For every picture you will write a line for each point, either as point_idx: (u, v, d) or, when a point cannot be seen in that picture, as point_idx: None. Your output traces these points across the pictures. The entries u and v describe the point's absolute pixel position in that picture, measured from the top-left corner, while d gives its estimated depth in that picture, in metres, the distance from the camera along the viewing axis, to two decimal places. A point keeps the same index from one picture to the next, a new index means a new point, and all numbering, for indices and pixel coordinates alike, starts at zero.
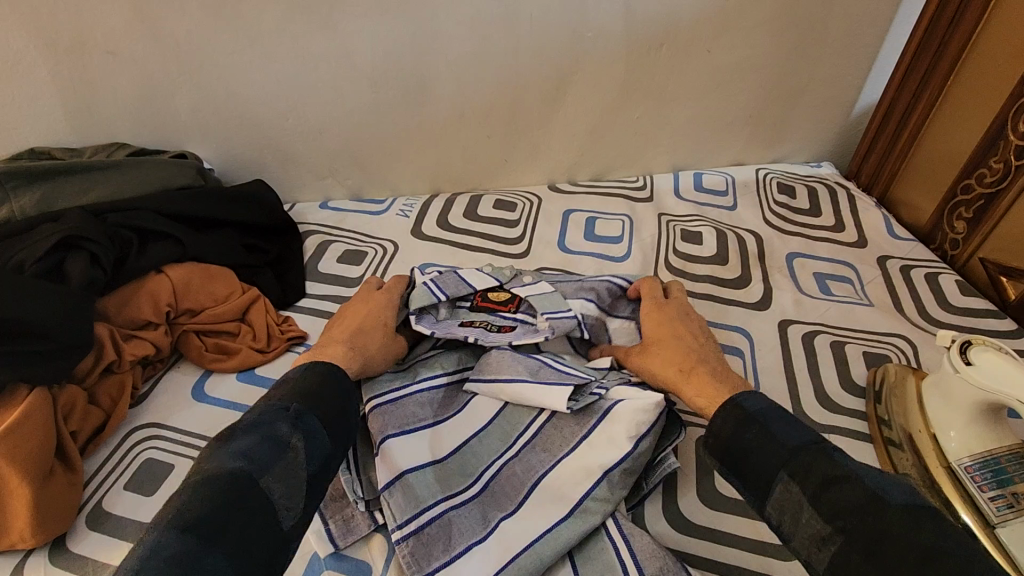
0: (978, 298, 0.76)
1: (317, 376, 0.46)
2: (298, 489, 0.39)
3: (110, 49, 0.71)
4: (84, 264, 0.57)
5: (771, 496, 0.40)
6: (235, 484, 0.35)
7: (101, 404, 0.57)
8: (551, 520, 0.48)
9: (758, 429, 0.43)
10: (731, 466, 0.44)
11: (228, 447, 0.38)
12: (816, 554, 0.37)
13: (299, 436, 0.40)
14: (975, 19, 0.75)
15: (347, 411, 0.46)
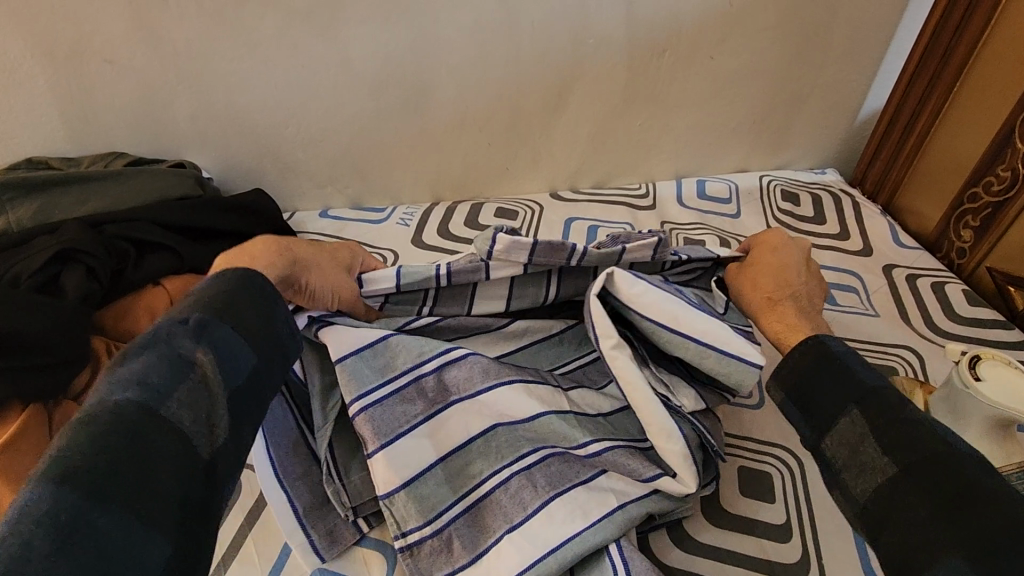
0: (986, 308, 0.75)
1: (228, 282, 0.37)
2: (213, 410, 0.32)
3: (107, 58, 0.70)
4: (80, 278, 0.57)
5: (831, 431, 0.42)
6: (130, 416, 0.28)
7: None
8: (553, 534, 0.47)
9: (834, 366, 0.44)
10: (797, 399, 0.45)
11: (117, 372, 0.30)
12: (858, 485, 0.39)
13: (203, 352, 0.32)
14: (981, 24, 0.74)
15: (273, 319, 0.37)
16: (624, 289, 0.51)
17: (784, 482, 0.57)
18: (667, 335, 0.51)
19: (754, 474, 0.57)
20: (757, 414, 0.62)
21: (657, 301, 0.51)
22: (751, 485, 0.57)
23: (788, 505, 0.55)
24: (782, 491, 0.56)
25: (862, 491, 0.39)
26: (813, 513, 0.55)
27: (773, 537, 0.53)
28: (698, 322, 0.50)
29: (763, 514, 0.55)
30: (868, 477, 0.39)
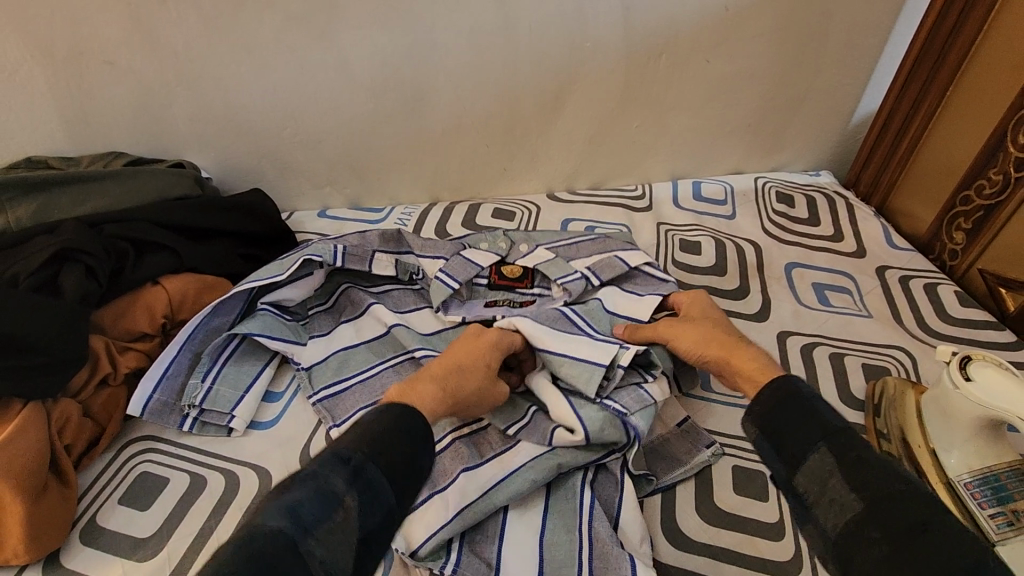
0: (978, 309, 0.76)
1: (391, 418, 0.45)
2: (345, 550, 0.37)
3: (107, 59, 0.70)
4: (78, 277, 0.57)
5: (801, 466, 0.42)
6: (275, 543, 0.34)
7: (95, 417, 0.57)
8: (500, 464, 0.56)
9: (801, 405, 0.45)
10: (769, 437, 0.46)
11: (280, 499, 0.37)
12: (829, 517, 0.40)
13: (353, 495, 0.39)
14: (975, 28, 0.75)
15: (415, 458, 0.44)
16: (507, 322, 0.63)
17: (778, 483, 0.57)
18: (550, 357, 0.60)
19: (748, 473, 0.58)
20: None
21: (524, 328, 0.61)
22: (746, 484, 0.57)
23: (781, 503, 0.56)
24: (776, 490, 0.57)
25: (832, 524, 0.39)
26: None
27: (767, 535, 0.54)
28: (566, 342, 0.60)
29: (757, 512, 0.55)
30: (836, 511, 0.39)
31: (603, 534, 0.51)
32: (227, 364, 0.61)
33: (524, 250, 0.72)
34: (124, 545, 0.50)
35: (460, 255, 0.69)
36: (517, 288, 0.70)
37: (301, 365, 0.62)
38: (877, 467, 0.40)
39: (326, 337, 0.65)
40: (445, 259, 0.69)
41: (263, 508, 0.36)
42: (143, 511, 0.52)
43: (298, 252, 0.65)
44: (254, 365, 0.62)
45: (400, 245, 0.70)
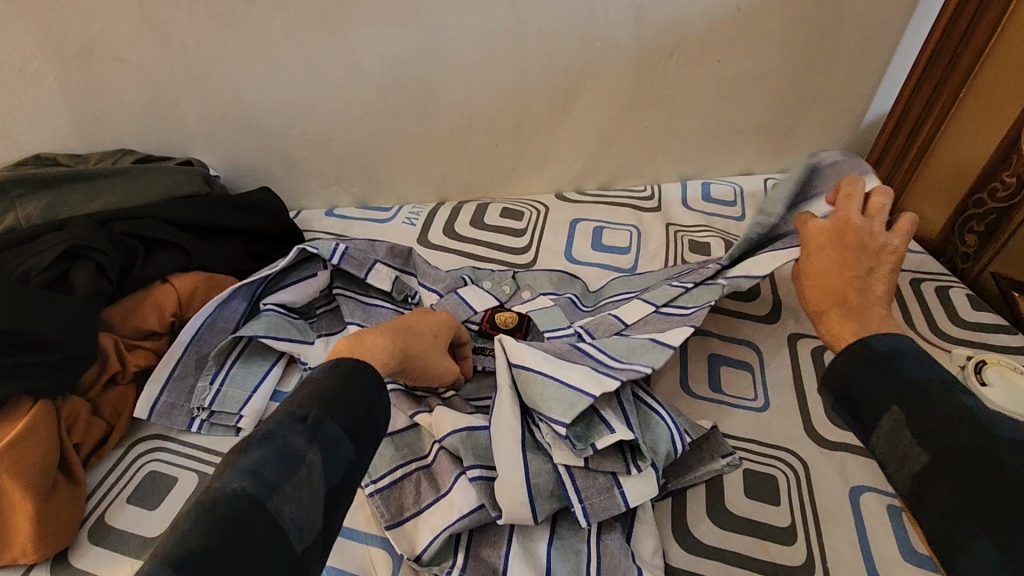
0: (990, 313, 0.75)
1: (337, 375, 0.45)
2: (315, 503, 0.37)
3: (116, 55, 0.70)
4: (89, 275, 0.57)
5: (873, 427, 0.43)
6: (242, 504, 0.34)
7: (104, 415, 0.56)
8: (552, 472, 0.53)
9: (871, 362, 0.44)
10: (838, 395, 0.46)
11: (239, 463, 0.37)
12: (901, 474, 0.41)
13: (315, 449, 0.39)
14: (990, 29, 0.74)
15: (370, 417, 0.44)
16: (510, 349, 0.58)
17: (789, 487, 0.57)
18: (541, 394, 0.55)
19: (760, 477, 0.58)
20: (762, 417, 0.63)
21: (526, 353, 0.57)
22: (756, 488, 0.57)
23: (793, 508, 0.55)
24: (787, 495, 0.56)
25: (903, 479, 0.41)
26: (818, 516, 0.55)
27: (779, 540, 0.53)
28: (578, 376, 0.55)
29: (768, 517, 0.55)
30: (907, 465, 0.41)
31: (613, 547, 0.51)
32: (237, 364, 0.61)
33: (525, 297, 0.72)
34: (132, 542, 0.50)
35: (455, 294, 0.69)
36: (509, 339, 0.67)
37: (308, 365, 0.62)
38: (949, 417, 0.39)
39: (328, 339, 0.64)
40: (440, 294, 0.70)
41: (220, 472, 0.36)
42: (151, 510, 0.52)
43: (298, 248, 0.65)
44: (263, 364, 0.61)
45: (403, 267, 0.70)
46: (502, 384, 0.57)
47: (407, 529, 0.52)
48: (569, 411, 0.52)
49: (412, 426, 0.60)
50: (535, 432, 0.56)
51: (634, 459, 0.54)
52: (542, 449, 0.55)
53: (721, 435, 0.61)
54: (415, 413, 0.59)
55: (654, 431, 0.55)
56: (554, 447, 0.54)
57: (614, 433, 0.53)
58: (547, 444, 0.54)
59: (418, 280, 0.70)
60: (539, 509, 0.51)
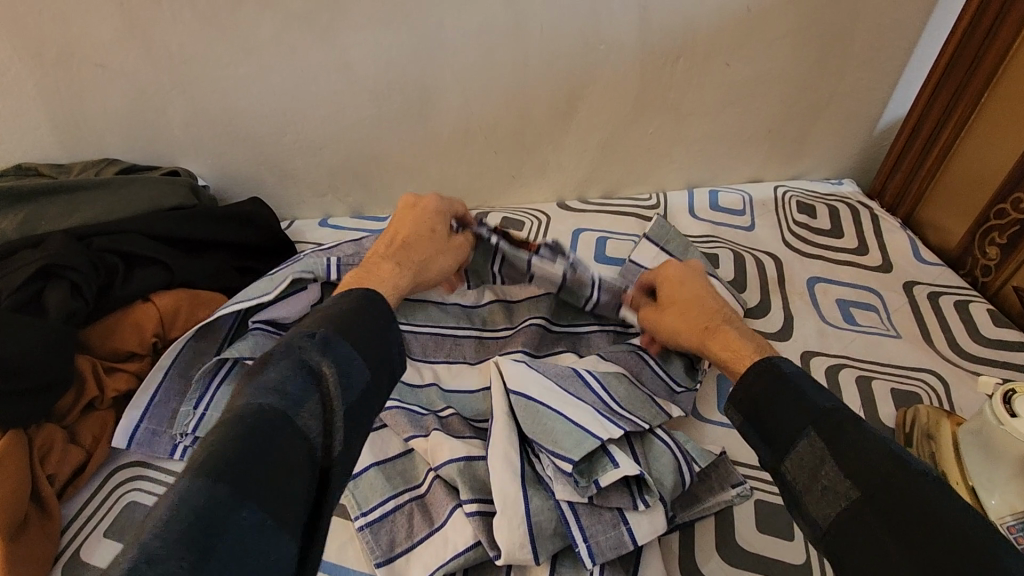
0: (1013, 329, 0.72)
1: (352, 303, 0.44)
2: (335, 418, 0.38)
3: (98, 61, 0.67)
4: (64, 295, 0.54)
5: (790, 456, 0.42)
6: (266, 419, 0.34)
7: (82, 443, 0.54)
8: (554, 508, 0.50)
9: (785, 389, 0.45)
10: (754, 422, 0.46)
11: (258, 378, 0.37)
12: (819, 508, 0.39)
13: (330, 364, 0.39)
14: (1011, 35, 0.71)
15: (384, 353, 0.43)
16: (508, 375, 0.55)
17: None
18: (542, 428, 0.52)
19: (773, 509, 0.55)
20: None
21: (527, 379, 0.55)
22: (769, 521, 0.54)
23: (808, 544, 0.52)
24: (802, 529, 0.53)
25: (823, 515, 0.39)
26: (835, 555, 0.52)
27: None
28: (583, 415, 0.53)
29: (782, 553, 0.52)
30: (828, 499, 0.39)
31: None
32: (224, 384, 0.57)
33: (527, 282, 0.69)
34: None
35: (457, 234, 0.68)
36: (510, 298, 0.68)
37: None
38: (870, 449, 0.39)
39: None
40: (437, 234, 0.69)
41: (241, 390, 0.36)
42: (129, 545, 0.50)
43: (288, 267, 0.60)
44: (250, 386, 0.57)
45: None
46: (500, 412, 0.54)
47: (398, 566, 0.50)
48: (575, 447, 0.51)
49: (405, 453, 0.57)
50: (535, 463, 0.52)
51: (640, 493, 0.51)
52: (542, 483, 0.51)
53: (730, 462, 0.57)
54: (410, 436, 0.56)
55: (659, 460, 0.53)
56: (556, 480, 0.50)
57: (618, 468, 0.50)
58: (547, 477, 0.51)
59: None
60: (540, 548, 0.48)
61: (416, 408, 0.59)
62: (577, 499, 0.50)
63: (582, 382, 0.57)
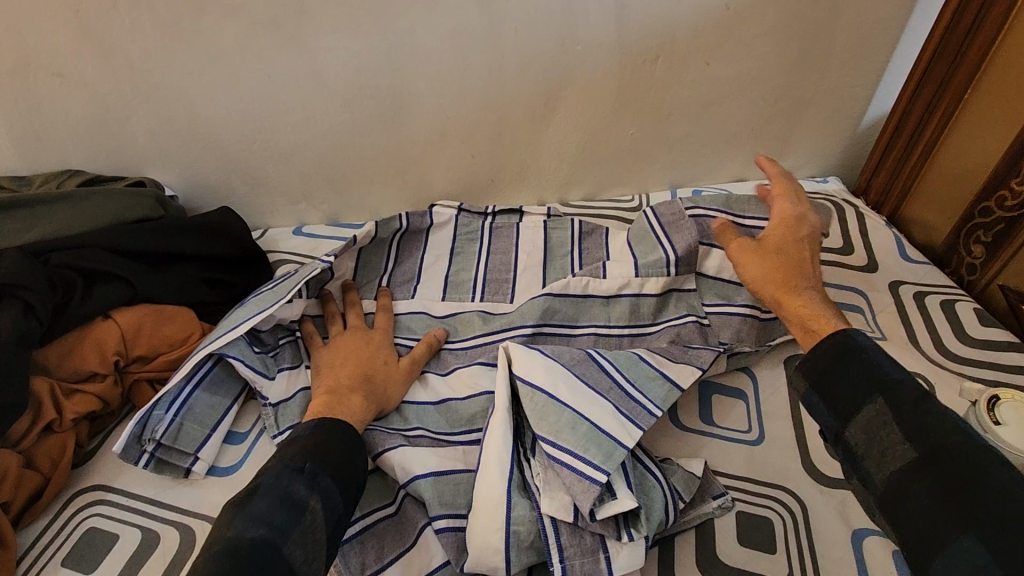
0: (1000, 329, 0.71)
1: (323, 434, 0.48)
2: (317, 551, 0.41)
3: (55, 70, 0.65)
4: (16, 315, 0.52)
5: (854, 420, 0.43)
6: (258, 552, 0.38)
7: (39, 467, 0.52)
8: (536, 520, 0.49)
9: (860, 357, 0.44)
10: (818, 385, 0.46)
11: (246, 513, 0.40)
12: (877, 470, 0.41)
13: (316, 497, 0.43)
14: (992, 34, 0.70)
15: (355, 461, 0.48)
16: (517, 361, 0.56)
17: (785, 533, 0.53)
18: (569, 429, 0.52)
19: (753, 521, 0.54)
20: (756, 451, 0.59)
21: (540, 368, 0.55)
22: (751, 534, 0.53)
23: (790, 558, 0.51)
24: (784, 541, 0.52)
25: (879, 474, 0.41)
26: (817, 568, 0.50)
27: None
28: (607, 417, 0.53)
29: (764, 567, 0.51)
30: (887, 460, 0.40)
31: None
32: (199, 387, 0.57)
33: (497, 288, 0.71)
34: None
35: (423, 237, 0.75)
36: (471, 303, 0.70)
37: (269, 402, 0.59)
38: (936, 421, 0.39)
39: (296, 370, 0.61)
40: (411, 232, 0.74)
41: (232, 522, 0.39)
42: (88, 573, 0.48)
43: (286, 291, 0.62)
44: (222, 401, 0.58)
45: (385, 256, 0.73)
46: (502, 405, 0.54)
47: None
48: (575, 434, 0.51)
49: (377, 468, 0.55)
50: (525, 470, 0.52)
51: (626, 526, 0.49)
52: (529, 491, 0.51)
53: (711, 474, 0.57)
54: (388, 447, 0.54)
55: (648, 490, 0.51)
56: (577, 494, 0.48)
57: (617, 498, 0.49)
58: (536, 487, 0.50)
59: (385, 275, 0.72)
60: (514, 559, 0.48)
61: (384, 428, 0.57)
62: (566, 518, 0.48)
63: (597, 366, 0.58)
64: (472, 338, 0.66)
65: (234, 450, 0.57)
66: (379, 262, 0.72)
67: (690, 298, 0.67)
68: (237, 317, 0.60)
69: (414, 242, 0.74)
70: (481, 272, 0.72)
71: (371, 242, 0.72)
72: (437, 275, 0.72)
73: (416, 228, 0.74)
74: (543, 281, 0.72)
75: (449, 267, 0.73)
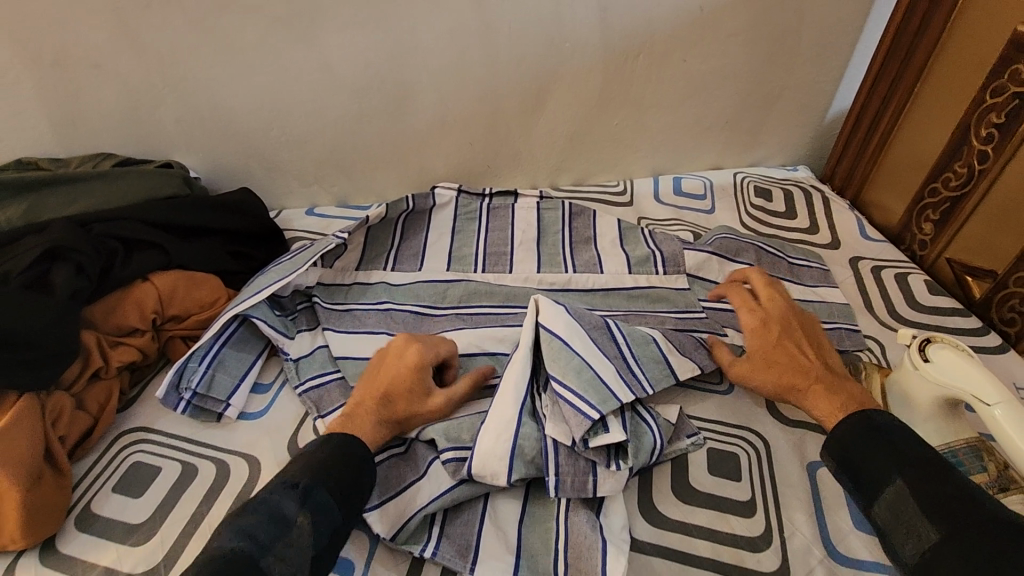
0: (946, 297, 0.79)
1: (333, 445, 0.53)
2: (300, 563, 0.44)
3: (94, 62, 0.71)
4: (70, 273, 0.58)
5: (880, 501, 0.48)
6: (235, 561, 0.41)
7: (89, 410, 0.58)
8: (539, 439, 0.56)
9: (878, 436, 0.51)
10: (846, 468, 0.52)
11: (233, 524, 0.44)
12: (907, 547, 0.45)
13: (305, 514, 0.46)
14: (939, 29, 0.77)
15: (359, 475, 0.51)
16: (542, 310, 0.62)
17: (749, 464, 0.60)
18: (575, 373, 0.58)
19: (722, 455, 0.61)
20: (726, 399, 0.66)
21: (562, 320, 0.62)
22: (719, 465, 0.60)
23: (753, 484, 0.58)
24: (748, 471, 0.59)
25: (910, 552, 0.45)
26: (777, 493, 0.58)
27: (740, 513, 0.56)
28: (610, 374, 0.60)
29: (730, 491, 0.58)
30: (914, 539, 0.45)
31: (581, 523, 0.54)
32: (226, 345, 0.63)
33: (495, 262, 0.78)
34: (118, 529, 0.52)
35: (426, 218, 0.82)
36: (475, 274, 0.77)
37: (290, 356, 0.65)
38: (954, 495, 0.44)
39: (313, 332, 0.69)
40: (415, 211, 0.81)
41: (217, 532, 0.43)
42: (136, 498, 0.54)
43: (304, 265, 0.68)
44: (248, 355, 0.64)
45: (392, 233, 0.80)
46: (527, 341, 0.60)
47: (386, 511, 0.54)
48: (578, 377, 0.58)
49: None
50: (536, 401, 0.60)
51: (615, 457, 0.56)
52: (537, 417, 0.59)
53: (688, 419, 0.64)
54: None
55: (640, 437, 0.58)
56: (573, 428, 0.55)
57: (608, 432, 0.56)
58: (543, 415, 0.58)
59: (393, 249, 0.79)
60: (517, 465, 0.55)
61: None
62: (563, 442, 0.56)
63: (611, 336, 0.64)
64: (476, 310, 0.72)
65: (260, 401, 0.63)
66: (390, 240, 0.79)
67: (685, 295, 0.75)
68: (260, 283, 0.67)
69: (417, 221, 0.82)
70: (480, 247, 0.80)
71: (381, 220, 0.79)
72: (441, 249, 0.79)
73: (420, 209, 0.81)
74: (537, 255, 0.79)
75: (451, 242, 0.80)
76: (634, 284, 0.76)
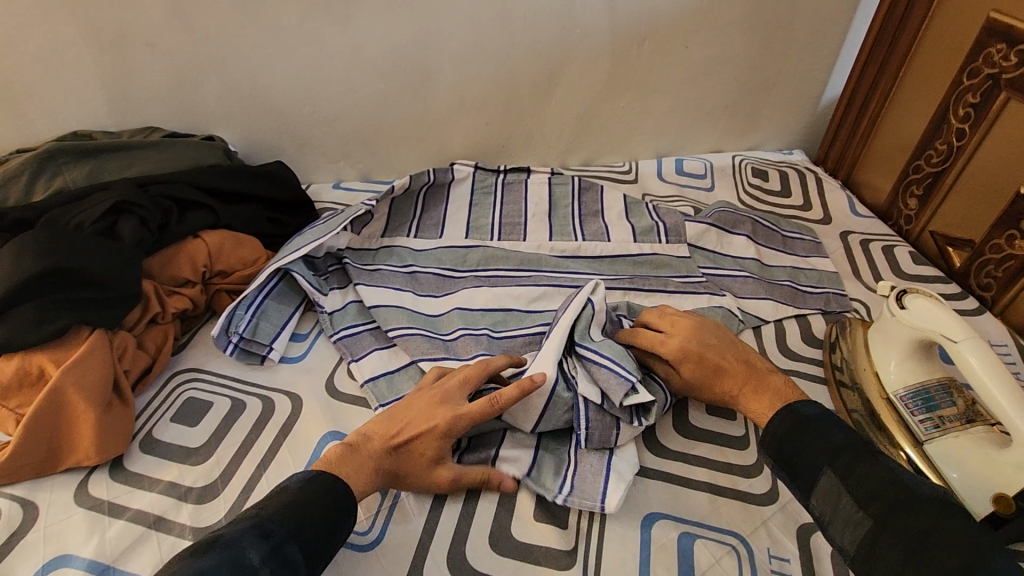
0: (928, 267, 0.85)
1: (323, 484, 0.51)
2: None
3: (147, 41, 0.78)
4: (134, 226, 0.64)
5: (815, 491, 0.49)
6: None
7: (147, 350, 0.64)
8: (571, 399, 0.59)
9: (807, 426, 0.52)
10: (784, 465, 0.53)
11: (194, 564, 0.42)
12: (846, 536, 0.46)
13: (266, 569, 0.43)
14: (921, 17, 0.84)
15: (332, 530, 0.49)
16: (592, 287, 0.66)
17: None
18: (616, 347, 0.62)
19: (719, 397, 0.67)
20: None
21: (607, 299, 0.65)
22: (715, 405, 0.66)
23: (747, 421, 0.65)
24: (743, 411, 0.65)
25: (848, 539, 0.46)
26: None
27: (735, 446, 0.62)
28: None
29: (725, 426, 0.64)
30: (848, 527, 0.47)
31: (592, 457, 0.59)
32: (269, 297, 0.70)
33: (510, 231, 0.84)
34: (177, 452, 0.58)
35: (445, 189, 0.88)
36: (492, 241, 0.83)
37: (325, 310, 0.72)
38: (885, 484, 0.47)
39: (345, 290, 0.75)
40: (436, 184, 0.88)
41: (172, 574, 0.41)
42: (192, 427, 0.61)
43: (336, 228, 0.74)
44: (287, 307, 0.71)
45: (415, 203, 0.85)
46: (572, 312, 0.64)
47: None
48: (613, 350, 0.61)
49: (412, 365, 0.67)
50: (567, 361, 0.62)
51: (638, 415, 0.60)
52: (566, 376, 0.61)
53: None
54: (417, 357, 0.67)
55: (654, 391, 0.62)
56: (609, 389, 0.59)
57: (639, 393, 0.59)
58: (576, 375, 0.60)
59: (415, 217, 0.85)
60: (549, 419, 0.59)
61: (429, 333, 0.69)
62: (594, 399, 0.59)
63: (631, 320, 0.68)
64: (494, 270, 0.78)
65: (298, 348, 0.70)
66: (413, 210, 0.85)
67: (686, 262, 0.82)
68: (298, 244, 0.73)
69: (437, 195, 0.87)
70: (496, 217, 0.86)
71: (405, 192, 0.84)
72: (460, 218, 0.85)
73: (440, 182, 0.87)
74: (549, 226, 0.85)
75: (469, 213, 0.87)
76: (638, 250, 0.82)
